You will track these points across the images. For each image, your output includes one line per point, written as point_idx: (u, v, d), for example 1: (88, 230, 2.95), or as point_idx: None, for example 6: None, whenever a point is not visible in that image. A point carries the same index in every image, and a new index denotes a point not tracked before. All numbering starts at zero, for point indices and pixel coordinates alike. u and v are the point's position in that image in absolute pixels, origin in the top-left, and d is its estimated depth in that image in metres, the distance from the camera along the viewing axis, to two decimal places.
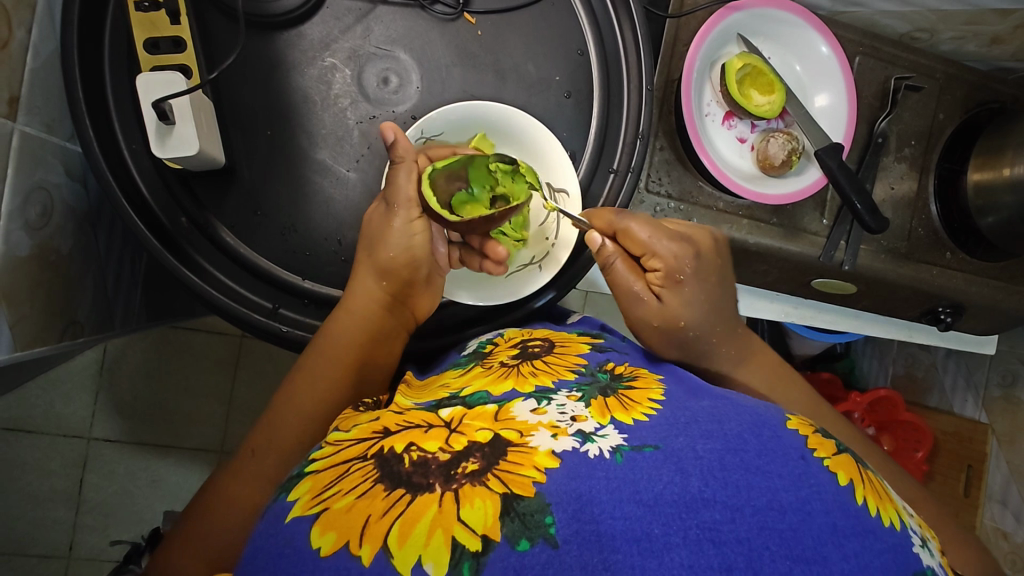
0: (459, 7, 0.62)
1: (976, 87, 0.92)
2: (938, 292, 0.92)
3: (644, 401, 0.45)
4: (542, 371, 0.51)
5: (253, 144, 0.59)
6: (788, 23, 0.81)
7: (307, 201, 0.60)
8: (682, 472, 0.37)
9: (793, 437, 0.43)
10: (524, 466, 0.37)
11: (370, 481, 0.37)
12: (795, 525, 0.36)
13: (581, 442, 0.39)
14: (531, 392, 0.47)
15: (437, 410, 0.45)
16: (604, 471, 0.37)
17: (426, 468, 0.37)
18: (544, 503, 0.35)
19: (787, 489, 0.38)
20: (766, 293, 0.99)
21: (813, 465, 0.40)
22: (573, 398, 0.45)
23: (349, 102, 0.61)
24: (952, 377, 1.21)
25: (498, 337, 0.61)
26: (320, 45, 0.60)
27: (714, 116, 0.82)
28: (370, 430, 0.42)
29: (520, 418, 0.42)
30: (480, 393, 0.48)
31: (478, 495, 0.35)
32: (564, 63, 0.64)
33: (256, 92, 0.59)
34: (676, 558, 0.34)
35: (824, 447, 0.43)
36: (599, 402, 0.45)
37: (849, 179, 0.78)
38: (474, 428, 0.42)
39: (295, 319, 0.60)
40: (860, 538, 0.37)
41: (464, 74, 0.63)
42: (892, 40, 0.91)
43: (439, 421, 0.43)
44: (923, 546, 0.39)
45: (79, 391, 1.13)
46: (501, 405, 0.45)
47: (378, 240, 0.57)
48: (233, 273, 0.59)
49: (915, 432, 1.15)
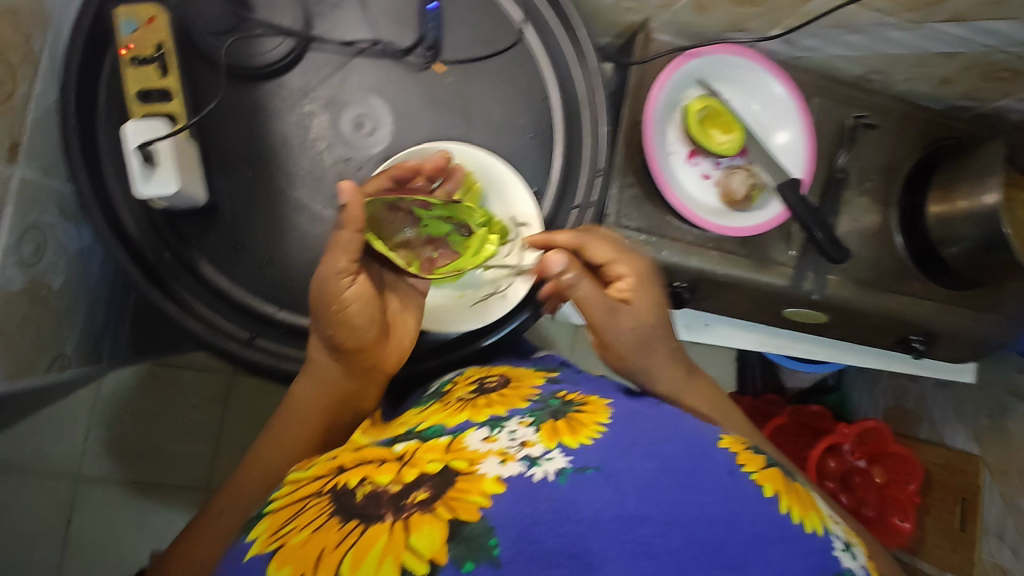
0: (430, 57, 0.65)
1: (931, 124, 0.97)
2: (908, 320, 0.96)
3: (591, 424, 0.50)
4: (497, 402, 0.56)
5: (233, 184, 0.62)
6: (744, 67, 0.86)
7: (282, 237, 0.62)
8: (620, 491, 0.43)
9: (722, 453, 0.49)
10: (471, 493, 0.42)
11: (324, 516, 0.42)
12: (722, 536, 0.41)
13: (527, 467, 0.44)
14: (484, 421, 0.52)
15: (392, 446, 0.51)
16: (546, 492, 0.42)
17: (377, 500, 0.42)
18: (488, 526, 0.40)
19: (716, 502, 0.43)
20: (743, 323, 1.04)
21: (741, 478, 0.46)
22: (524, 424, 0.50)
23: (326, 145, 0.63)
24: (942, 409, 1.27)
25: (458, 376, 0.65)
26: (299, 93, 0.63)
27: (678, 154, 0.87)
28: (327, 468, 0.49)
29: (471, 448, 0.47)
30: (436, 426, 0.53)
31: (426, 522, 0.40)
32: (529, 108, 0.68)
33: (235, 134, 0.62)
34: (611, 569, 0.39)
35: (753, 462, 0.49)
36: (548, 427, 0.49)
37: (811, 214, 0.82)
38: (426, 460, 0.47)
39: (273, 348, 0.61)
40: (783, 544, 0.42)
41: (434, 118, 0.66)
42: (849, 82, 0.96)
43: (391, 456, 0.49)
44: (845, 549, 0.45)
45: (69, 430, 1.14)
46: (453, 438, 0.50)
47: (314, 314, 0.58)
48: (214, 304, 0.61)
49: (905, 464, 1.25)
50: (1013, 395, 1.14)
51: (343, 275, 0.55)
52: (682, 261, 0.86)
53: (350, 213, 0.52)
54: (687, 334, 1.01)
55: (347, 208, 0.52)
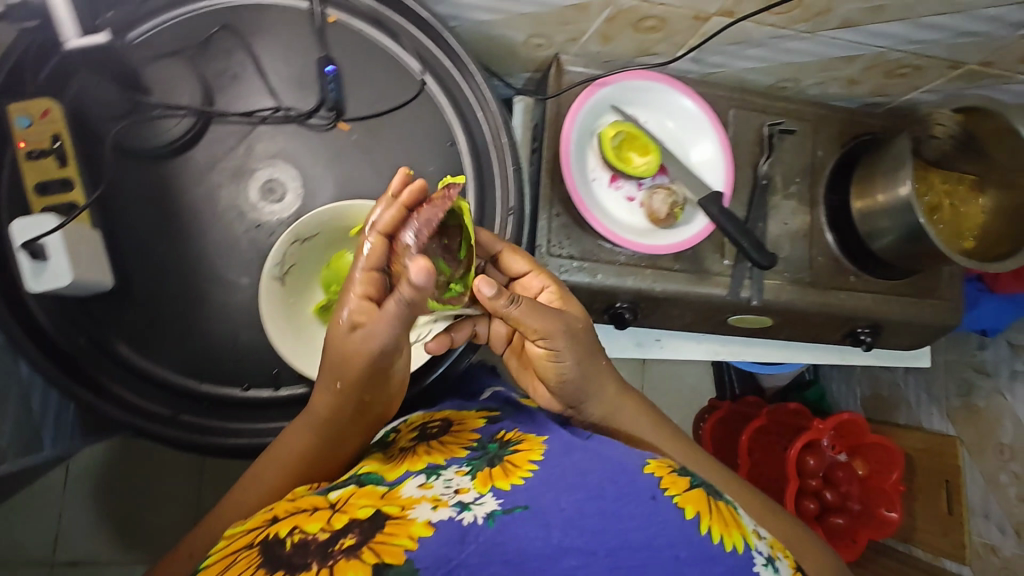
0: (333, 117, 0.67)
1: (847, 122, 1.01)
2: (851, 314, 0.97)
3: (523, 465, 0.54)
4: (436, 451, 0.59)
5: (145, 262, 0.63)
6: (654, 90, 0.89)
7: (198, 309, 0.63)
8: (546, 526, 0.46)
9: (647, 479, 0.52)
10: (398, 536, 0.43)
11: (252, 567, 0.42)
12: (643, 562, 0.46)
13: (458, 511, 0.47)
14: (423, 470, 0.55)
15: (327, 492, 0.51)
16: (475, 535, 0.45)
17: (305, 549, 0.43)
18: (413, 568, 0.41)
19: (638, 528, 0.48)
20: (694, 334, 1.05)
21: (662, 503, 0.50)
22: (460, 474, 0.53)
23: (236, 214, 0.64)
24: (915, 392, 1.31)
25: (402, 424, 0.67)
26: (205, 167, 0.64)
27: (600, 180, 0.89)
28: (261, 518, 0.49)
29: (405, 494, 0.50)
30: (374, 474, 0.55)
31: (352, 568, 0.41)
32: (437, 156, 0.69)
33: (143, 213, 0.63)
34: None
35: (676, 485, 0.52)
36: (483, 475, 0.53)
37: (734, 224, 0.84)
38: (358, 505, 0.48)
39: (196, 422, 0.61)
40: (701, 565, 0.46)
41: (340, 176, 0.67)
42: (762, 91, 0.99)
43: (326, 503, 0.49)
44: (765, 564, 0.49)
45: (37, 518, 1.12)
46: (391, 487, 0.51)
47: (339, 368, 0.56)
48: (133, 384, 0.61)
49: (885, 452, 1.25)
50: (976, 372, 1.17)
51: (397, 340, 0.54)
52: (619, 281, 0.87)
53: (418, 295, 0.51)
54: (640, 351, 1.02)
55: (419, 291, 0.50)
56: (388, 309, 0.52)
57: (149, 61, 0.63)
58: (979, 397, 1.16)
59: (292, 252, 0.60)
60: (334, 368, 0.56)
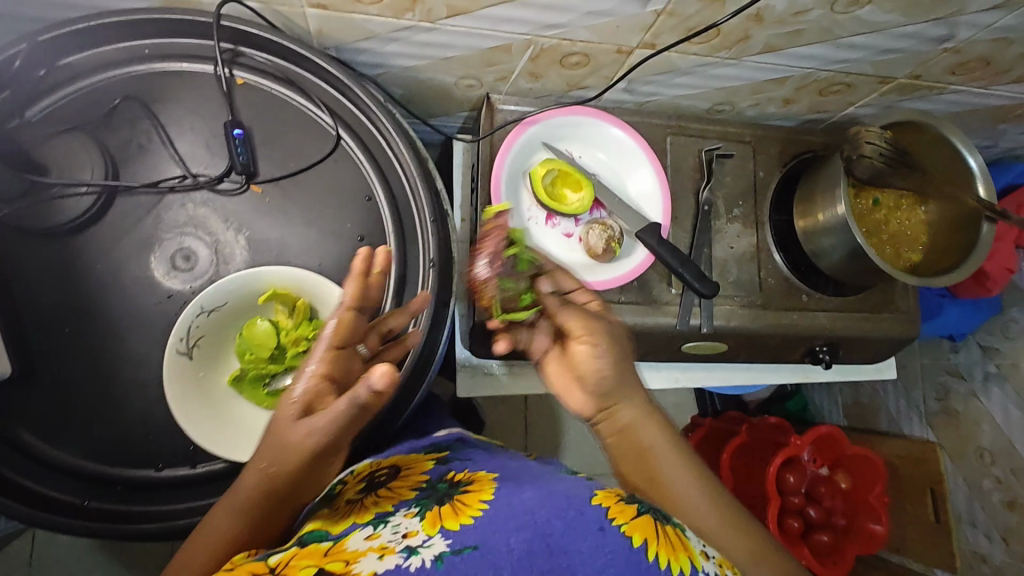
0: (245, 181, 0.66)
1: (788, 141, 1.00)
2: (808, 334, 0.96)
3: (473, 504, 0.52)
4: (384, 498, 0.56)
5: (53, 344, 0.61)
6: (584, 124, 0.89)
7: (109, 388, 0.61)
8: (495, 568, 0.44)
9: (594, 510, 0.51)
10: None
11: None
12: None
13: (406, 556, 0.45)
14: (369, 520, 0.52)
15: (268, 557, 0.47)
16: None
17: None
18: None
19: (585, 564, 0.46)
20: (652, 364, 1.03)
21: (610, 533, 0.48)
22: (409, 516, 0.51)
23: (145, 288, 0.63)
24: (894, 398, 1.28)
25: None
26: (110, 242, 0.63)
27: (536, 219, 0.88)
28: None
29: (351, 548, 0.47)
30: (318, 530, 0.51)
31: None
32: (355, 211, 0.68)
33: (51, 292, 0.62)
34: None
35: (624, 513, 0.51)
36: (432, 514, 0.51)
37: (672, 253, 0.83)
38: (301, 566, 0.45)
39: (107, 509, 0.61)
40: None
41: (253, 240, 0.65)
42: (699, 116, 0.99)
43: (266, 567, 0.45)
44: None
45: None
46: (336, 541, 0.49)
47: (277, 455, 0.52)
48: (42, 475, 0.61)
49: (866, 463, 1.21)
50: (951, 375, 1.17)
51: (344, 431, 0.52)
52: None
53: (375, 399, 0.51)
54: None
55: (378, 394, 0.50)
56: (340, 405, 0.51)
57: (43, 139, 0.62)
58: (957, 400, 1.16)
59: (199, 324, 0.59)
60: (272, 453, 0.52)
